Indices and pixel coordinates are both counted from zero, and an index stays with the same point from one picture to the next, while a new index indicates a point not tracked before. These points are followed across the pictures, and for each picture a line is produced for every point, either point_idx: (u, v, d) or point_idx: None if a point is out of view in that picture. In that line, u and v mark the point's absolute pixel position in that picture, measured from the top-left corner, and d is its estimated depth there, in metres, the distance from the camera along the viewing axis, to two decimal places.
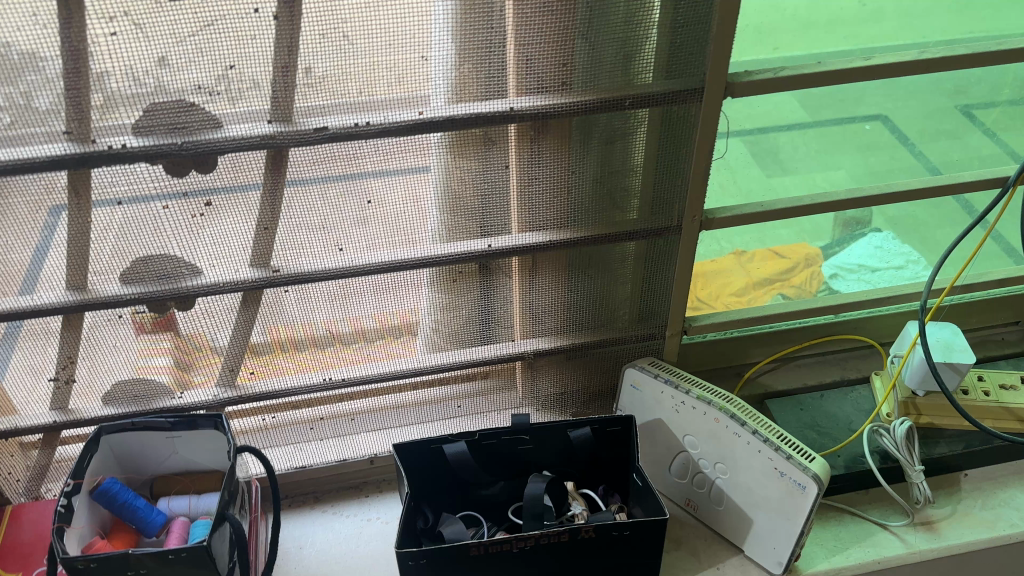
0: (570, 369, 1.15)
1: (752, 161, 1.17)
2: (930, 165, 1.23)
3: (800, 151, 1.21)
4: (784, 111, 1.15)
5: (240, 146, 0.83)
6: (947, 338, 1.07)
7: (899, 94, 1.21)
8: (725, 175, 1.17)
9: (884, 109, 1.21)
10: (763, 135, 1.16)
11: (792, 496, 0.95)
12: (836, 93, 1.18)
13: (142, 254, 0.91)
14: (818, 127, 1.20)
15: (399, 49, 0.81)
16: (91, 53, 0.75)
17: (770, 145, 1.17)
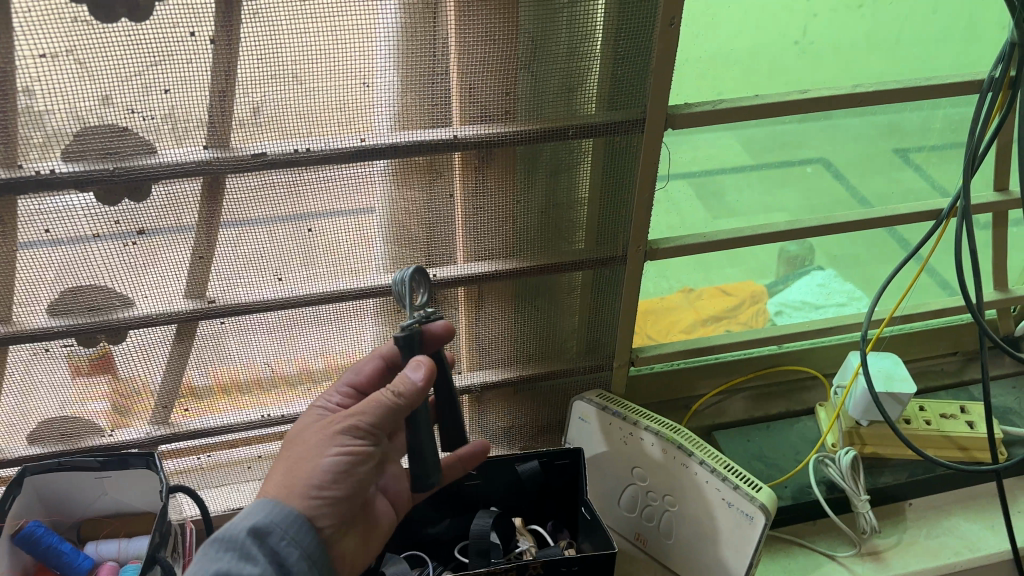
0: (519, 403, 1.15)
1: (697, 202, 1.20)
2: (860, 198, 1.29)
3: (740, 194, 1.24)
4: (722, 151, 1.18)
5: (175, 172, 0.80)
6: (889, 367, 1.08)
7: (837, 137, 1.25)
8: (674, 216, 1.18)
9: (824, 153, 1.26)
10: (708, 177, 1.19)
11: (740, 527, 0.94)
12: (781, 138, 1.20)
13: (72, 285, 0.87)
14: (754, 168, 1.23)
15: (342, 77, 0.80)
16: (25, 81, 0.73)
17: (713, 187, 1.20)
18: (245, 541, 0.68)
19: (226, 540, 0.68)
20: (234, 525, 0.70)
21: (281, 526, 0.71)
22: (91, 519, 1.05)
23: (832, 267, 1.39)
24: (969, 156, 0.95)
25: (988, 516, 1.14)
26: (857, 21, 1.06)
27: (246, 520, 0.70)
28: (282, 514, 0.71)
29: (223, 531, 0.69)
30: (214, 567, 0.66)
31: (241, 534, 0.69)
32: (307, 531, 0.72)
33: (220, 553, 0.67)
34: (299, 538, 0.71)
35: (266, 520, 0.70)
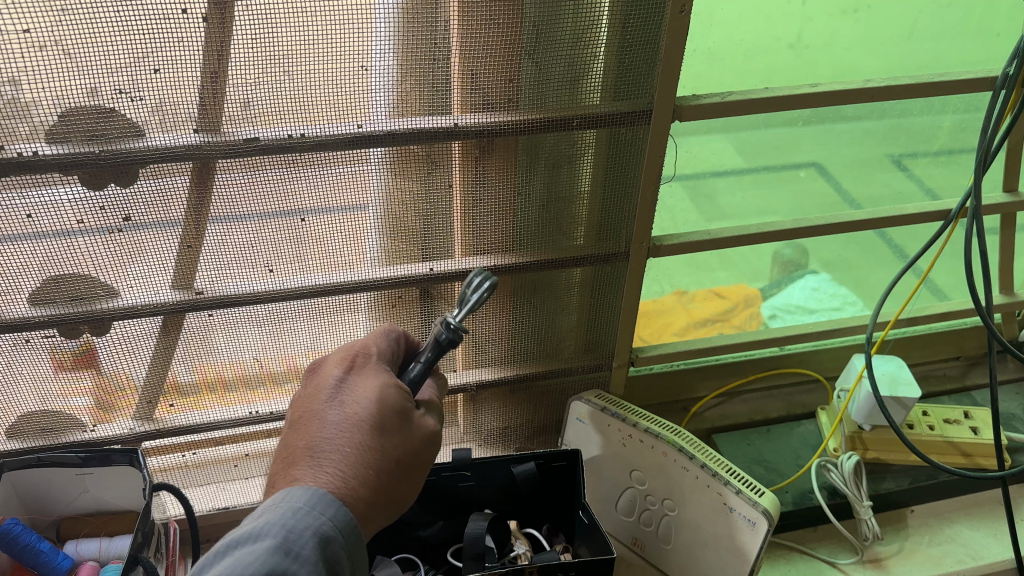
0: (515, 403, 1.12)
1: (690, 204, 1.16)
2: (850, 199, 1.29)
3: (733, 194, 1.23)
4: (721, 154, 1.15)
5: (163, 157, 0.77)
6: (893, 371, 1.06)
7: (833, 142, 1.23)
8: (665, 217, 1.14)
9: (817, 158, 1.25)
10: (702, 179, 1.17)
11: (743, 533, 0.91)
12: (775, 142, 1.19)
13: (54, 274, 0.84)
14: (747, 171, 1.22)
15: (337, 59, 0.77)
16: (10, 73, 0.70)
17: (706, 188, 1.18)
18: (299, 542, 0.57)
19: (288, 539, 0.56)
20: (299, 522, 0.57)
21: (344, 535, 0.59)
22: (70, 518, 1.01)
23: (826, 272, 1.39)
24: (980, 156, 0.92)
25: (991, 524, 1.11)
26: (850, 26, 1.04)
27: (314, 521, 0.58)
28: (342, 517, 0.60)
29: (279, 521, 0.57)
30: (269, 567, 0.54)
31: (304, 535, 0.57)
32: (359, 542, 0.61)
33: (278, 553, 0.55)
34: (350, 551, 0.61)
35: (331, 523, 0.59)
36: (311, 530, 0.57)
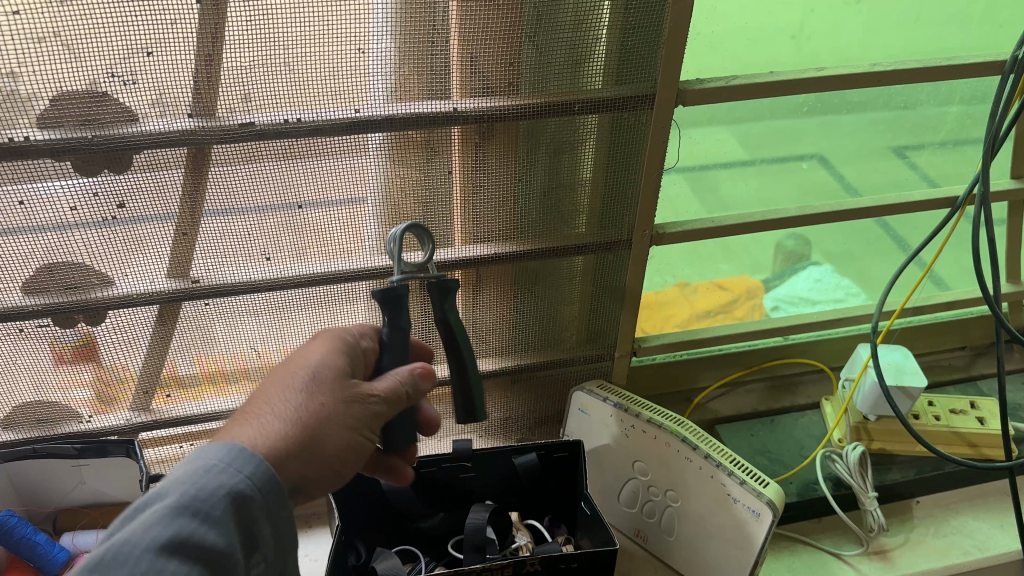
0: (515, 393, 1.10)
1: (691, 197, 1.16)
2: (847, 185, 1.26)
3: (734, 187, 1.20)
4: (725, 147, 1.14)
5: (157, 142, 0.76)
6: (898, 361, 1.04)
7: (835, 133, 1.22)
8: (666, 208, 1.14)
9: (821, 150, 1.23)
10: (704, 173, 1.15)
11: (746, 524, 0.90)
12: (777, 135, 1.17)
13: (49, 262, 0.82)
14: (749, 164, 1.19)
15: (334, 42, 0.76)
16: (8, 65, 0.69)
17: (710, 182, 1.16)
18: (207, 504, 0.54)
19: (196, 497, 0.53)
20: (210, 479, 0.54)
21: (264, 495, 0.57)
22: (67, 509, 1.00)
23: (828, 263, 1.38)
24: (988, 142, 0.91)
25: (998, 515, 1.10)
26: (853, 18, 1.02)
27: (225, 481, 0.55)
28: (265, 476, 0.57)
29: (193, 474, 0.54)
30: (173, 528, 0.51)
31: (212, 497, 0.54)
32: (284, 507, 0.59)
33: (183, 512, 0.52)
34: (273, 511, 0.58)
35: (248, 484, 0.56)
36: (226, 488, 0.55)
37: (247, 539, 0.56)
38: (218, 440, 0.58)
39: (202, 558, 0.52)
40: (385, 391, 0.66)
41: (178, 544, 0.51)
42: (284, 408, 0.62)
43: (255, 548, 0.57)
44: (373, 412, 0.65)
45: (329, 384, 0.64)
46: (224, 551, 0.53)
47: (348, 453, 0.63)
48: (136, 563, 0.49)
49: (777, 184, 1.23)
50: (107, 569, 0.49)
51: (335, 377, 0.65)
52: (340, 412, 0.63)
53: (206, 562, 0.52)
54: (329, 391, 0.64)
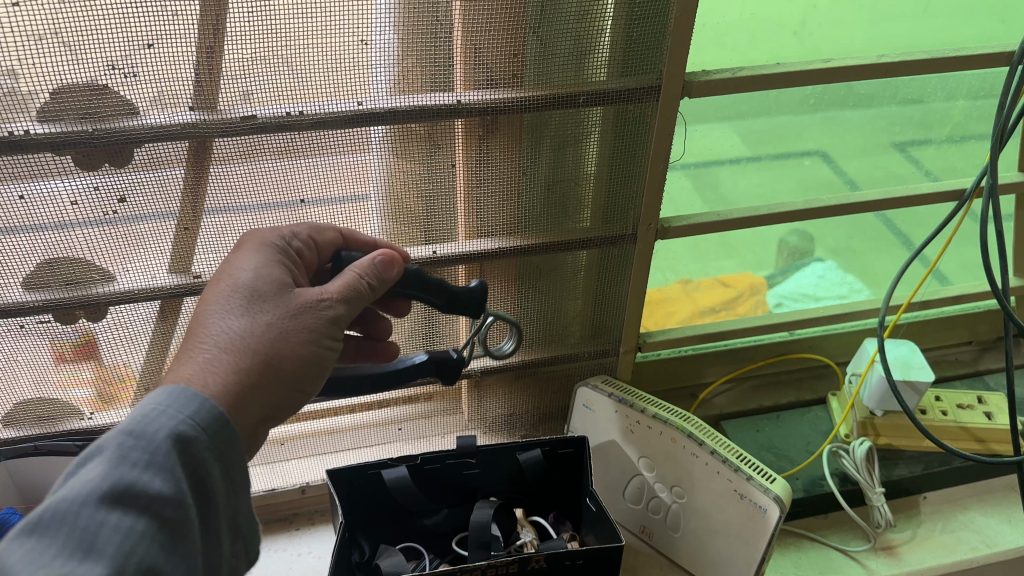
0: (518, 389, 1.10)
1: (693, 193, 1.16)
2: (847, 179, 1.26)
3: (736, 183, 1.19)
4: (729, 143, 1.13)
5: (159, 135, 0.75)
6: (905, 355, 1.04)
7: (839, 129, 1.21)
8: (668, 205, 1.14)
9: (821, 146, 1.22)
10: (705, 169, 1.15)
11: (753, 520, 0.89)
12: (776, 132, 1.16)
13: (48, 258, 0.82)
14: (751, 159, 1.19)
15: (336, 33, 0.75)
16: (8, 60, 0.69)
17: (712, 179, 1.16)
18: (149, 450, 0.53)
19: (136, 445, 0.53)
20: (148, 426, 0.54)
21: (207, 434, 0.57)
22: None
23: (832, 259, 1.37)
24: (997, 133, 0.90)
25: (1006, 510, 1.09)
26: (861, 8, 1.01)
27: (165, 424, 0.55)
28: (204, 415, 0.57)
29: (128, 427, 0.54)
30: (113, 478, 0.51)
31: (152, 441, 0.54)
32: (232, 443, 0.59)
33: (122, 461, 0.52)
34: (220, 449, 0.58)
35: (189, 424, 0.56)
36: (165, 432, 0.54)
37: (195, 484, 0.56)
38: (156, 390, 0.58)
39: (148, 503, 0.52)
40: (337, 292, 0.69)
41: (120, 494, 0.51)
42: (234, 335, 0.63)
43: (204, 492, 0.57)
44: (324, 318, 0.68)
45: (272, 301, 0.66)
46: (171, 496, 0.53)
47: (309, 364, 0.66)
48: (77, 516, 0.49)
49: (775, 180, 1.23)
50: (47, 527, 0.48)
51: (273, 291, 0.67)
52: (293, 327, 0.65)
53: (151, 508, 0.52)
54: (274, 308, 0.66)
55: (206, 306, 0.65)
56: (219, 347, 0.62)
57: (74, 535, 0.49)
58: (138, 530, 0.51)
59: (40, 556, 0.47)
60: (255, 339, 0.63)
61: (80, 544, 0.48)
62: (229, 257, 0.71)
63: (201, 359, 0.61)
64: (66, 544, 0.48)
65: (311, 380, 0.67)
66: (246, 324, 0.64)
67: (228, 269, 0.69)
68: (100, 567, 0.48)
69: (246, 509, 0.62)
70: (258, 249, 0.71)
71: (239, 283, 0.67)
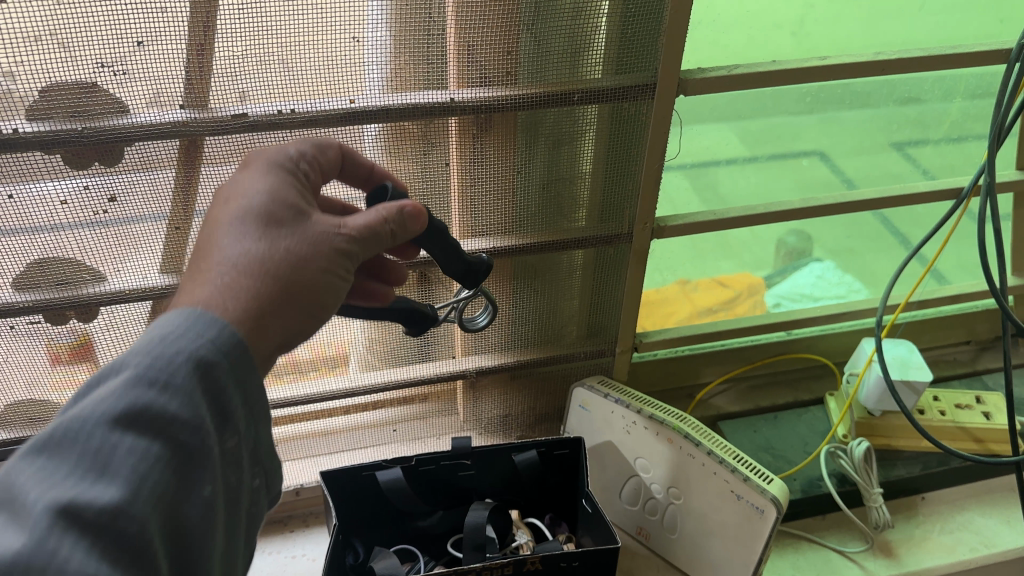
0: (514, 390, 1.09)
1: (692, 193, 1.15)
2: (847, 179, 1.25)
3: (735, 184, 1.19)
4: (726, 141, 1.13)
5: (149, 134, 0.74)
6: (903, 355, 1.03)
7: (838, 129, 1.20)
8: (667, 204, 1.14)
9: (820, 147, 1.21)
10: (703, 169, 1.15)
11: (750, 521, 0.89)
12: (778, 132, 1.15)
13: (39, 257, 0.81)
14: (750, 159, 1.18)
15: (328, 31, 0.74)
16: None
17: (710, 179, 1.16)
18: (169, 371, 0.48)
19: (155, 365, 0.48)
20: (167, 347, 0.49)
21: (231, 358, 0.51)
22: None
23: (831, 258, 1.36)
24: (994, 131, 0.89)
25: (1004, 510, 1.09)
26: (859, 5, 1.00)
27: (186, 344, 0.49)
28: (228, 339, 0.51)
29: (149, 348, 0.49)
30: (127, 399, 0.46)
31: (172, 363, 0.48)
32: (252, 370, 0.53)
33: (139, 382, 0.47)
34: (243, 377, 0.52)
35: (213, 346, 0.50)
36: (185, 354, 0.49)
37: (217, 410, 0.51)
38: (178, 307, 0.52)
39: (165, 428, 0.47)
40: (356, 229, 0.62)
41: (135, 417, 0.46)
42: (246, 257, 0.56)
43: (227, 419, 0.51)
44: (341, 250, 0.61)
45: (286, 226, 0.59)
46: (188, 420, 0.48)
47: (325, 294, 0.59)
48: (88, 438, 0.45)
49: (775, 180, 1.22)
50: (59, 445, 0.45)
51: (291, 216, 0.60)
52: (309, 255, 0.58)
53: (169, 433, 0.47)
54: (289, 234, 0.59)
55: (214, 228, 0.58)
56: (226, 269, 0.55)
57: (86, 456, 0.44)
58: (154, 455, 0.46)
59: (49, 476, 0.44)
60: (270, 263, 0.56)
61: (92, 466, 0.44)
62: (235, 175, 0.63)
63: (210, 284, 0.54)
64: (77, 466, 0.44)
65: (323, 312, 0.60)
66: (258, 247, 0.57)
67: (235, 188, 0.61)
68: (112, 490, 0.44)
69: (266, 438, 0.57)
70: (267, 166, 0.64)
71: (247, 202, 0.59)
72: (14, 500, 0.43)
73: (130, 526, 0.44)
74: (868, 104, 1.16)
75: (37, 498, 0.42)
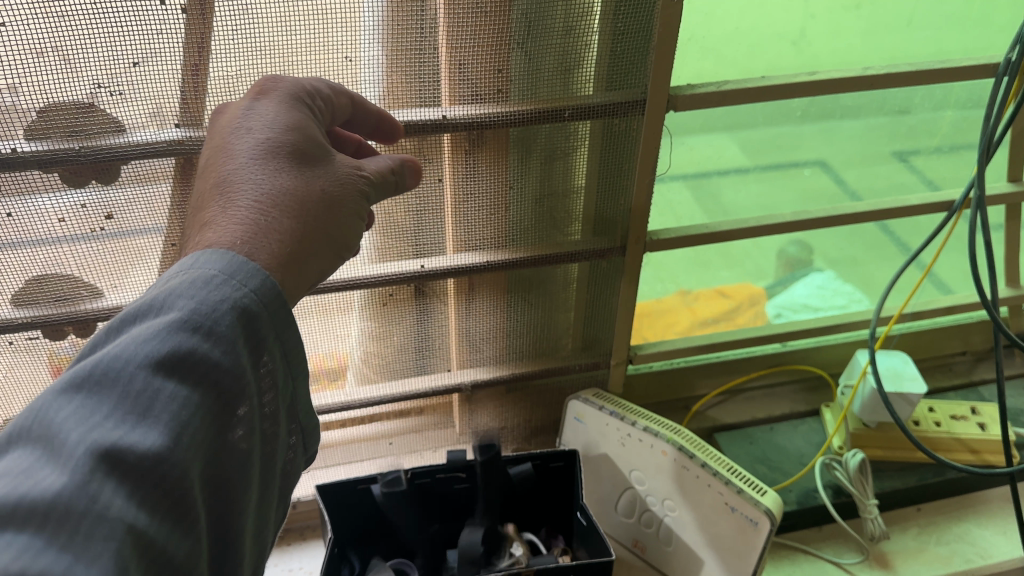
0: (510, 403, 1.10)
1: (694, 205, 1.16)
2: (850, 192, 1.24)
3: (738, 196, 1.20)
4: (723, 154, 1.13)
5: (145, 153, 0.75)
6: (897, 366, 1.04)
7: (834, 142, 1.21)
8: (668, 216, 1.14)
9: (823, 157, 1.22)
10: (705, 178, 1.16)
11: (745, 534, 0.89)
12: (777, 140, 1.15)
13: (37, 274, 0.82)
14: (750, 170, 1.19)
15: (322, 51, 0.76)
16: None
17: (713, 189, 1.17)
18: (211, 318, 0.48)
19: (198, 310, 0.47)
20: (211, 293, 0.48)
21: (267, 310, 0.51)
22: None
23: (830, 269, 1.36)
24: (984, 144, 0.90)
25: (1000, 522, 1.09)
26: (852, 20, 1.01)
27: (228, 293, 0.49)
28: (267, 291, 0.51)
29: (190, 292, 0.48)
30: (171, 343, 0.46)
31: (215, 311, 0.48)
32: (287, 320, 0.53)
33: (182, 327, 0.47)
34: (277, 329, 0.53)
35: (252, 297, 0.50)
36: (229, 302, 0.49)
37: (253, 361, 0.51)
38: (215, 249, 0.52)
39: (205, 373, 0.47)
40: (372, 173, 0.65)
41: (177, 362, 0.46)
42: (279, 196, 0.57)
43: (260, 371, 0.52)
44: (363, 192, 0.63)
45: (318, 165, 0.60)
46: (227, 369, 0.48)
47: (348, 233, 0.61)
48: (131, 380, 0.44)
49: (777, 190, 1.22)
50: (100, 383, 0.44)
51: (317, 153, 0.61)
52: (340, 195, 0.61)
53: (208, 380, 0.47)
54: (321, 173, 0.60)
55: (238, 159, 0.58)
56: (262, 205, 0.56)
57: (128, 398, 0.44)
58: (194, 403, 0.46)
59: (90, 415, 0.43)
60: (307, 200, 0.58)
61: (134, 409, 0.44)
62: (253, 104, 0.63)
63: (245, 223, 0.54)
64: (119, 406, 0.44)
65: (342, 250, 0.62)
66: (292, 184, 0.58)
67: (256, 119, 0.61)
68: (155, 433, 0.43)
69: (303, 394, 0.57)
70: (294, 102, 0.64)
71: (276, 137, 0.60)
72: (54, 437, 0.42)
73: (172, 472, 0.44)
74: (862, 116, 1.17)
75: (79, 439, 0.42)
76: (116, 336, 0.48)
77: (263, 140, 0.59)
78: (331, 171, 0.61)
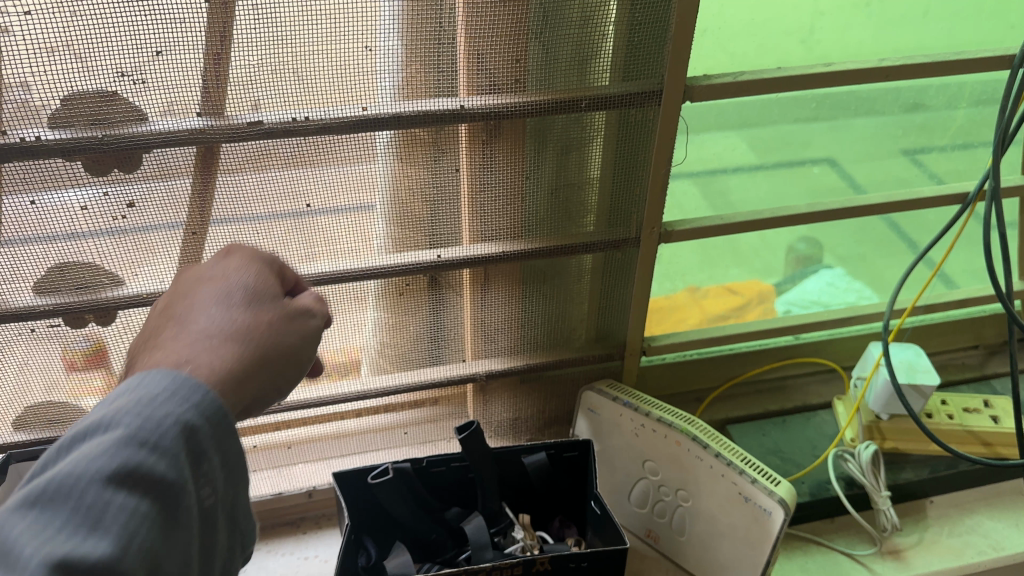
0: (523, 394, 1.11)
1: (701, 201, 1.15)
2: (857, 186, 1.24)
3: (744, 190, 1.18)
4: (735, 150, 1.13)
5: (168, 141, 0.76)
6: (911, 358, 1.04)
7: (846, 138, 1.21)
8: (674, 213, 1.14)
9: (830, 153, 1.21)
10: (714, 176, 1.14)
11: (759, 523, 0.89)
12: (788, 138, 1.15)
13: (58, 262, 0.83)
14: (760, 167, 1.17)
15: (340, 42, 0.76)
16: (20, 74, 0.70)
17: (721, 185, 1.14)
18: (158, 433, 0.48)
19: (145, 424, 0.48)
20: (156, 409, 0.49)
21: (212, 424, 0.51)
22: None
23: (840, 266, 1.37)
24: (999, 138, 0.90)
25: (1013, 514, 1.09)
26: (866, 14, 1.01)
27: (174, 409, 0.49)
28: (211, 405, 0.51)
29: (136, 410, 0.48)
30: (118, 459, 0.46)
31: (161, 425, 0.48)
32: (230, 438, 0.53)
33: (130, 442, 0.46)
34: (221, 441, 0.52)
35: (196, 413, 0.50)
36: (173, 418, 0.49)
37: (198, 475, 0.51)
38: (158, 369, 0.52)
39: (152, 487, 0.46)
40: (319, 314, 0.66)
41: (124, 477, 0.45)
42: (229, 327, 0.58)
43: (206, 483, 0.51)
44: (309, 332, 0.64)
45: (264, 303, 0.62)
46: (174, 481, 0.48)
47: (291, 366, 0.61)
48: (82, 495, 0.44)
49: (789, 186, 1.21)
50: (50, 501, 0.44)
51: (268, 297, 0.63)
52: (285, 329, 0.61)
53: (154, 494, 0.47)
54: (270, 310, 0.62)
55: (192, 304, 0.60)
56: (211, 333, 0.57)
57: (79, 513, 0.44)
58: (143, 513, 0.45)
59: (42, 534, 0.43)
60: (252, 330, 0.59)
61: (85, 523, 0.43)
62: (214, 261, 0.65)
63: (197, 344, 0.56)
64: (69, 522, 0.43)
65: (283, 385, 0.61)
66: (239, 318, 0.59)
67: (217, 272, 0.63)
68: (104, 549, 0.43)
69: (243, 500, 0.56)
70: (251, 254, 0.66)
71: (230, 284, 0.62)
72: (7, 555, 0.41)
73: None
74: (875, 111, 1.17)
75: (33, 553, 0.41)
76: (64, 455, 0.47)
77: (219, 287, 0.62)
78: (279, 307, 0.62)
